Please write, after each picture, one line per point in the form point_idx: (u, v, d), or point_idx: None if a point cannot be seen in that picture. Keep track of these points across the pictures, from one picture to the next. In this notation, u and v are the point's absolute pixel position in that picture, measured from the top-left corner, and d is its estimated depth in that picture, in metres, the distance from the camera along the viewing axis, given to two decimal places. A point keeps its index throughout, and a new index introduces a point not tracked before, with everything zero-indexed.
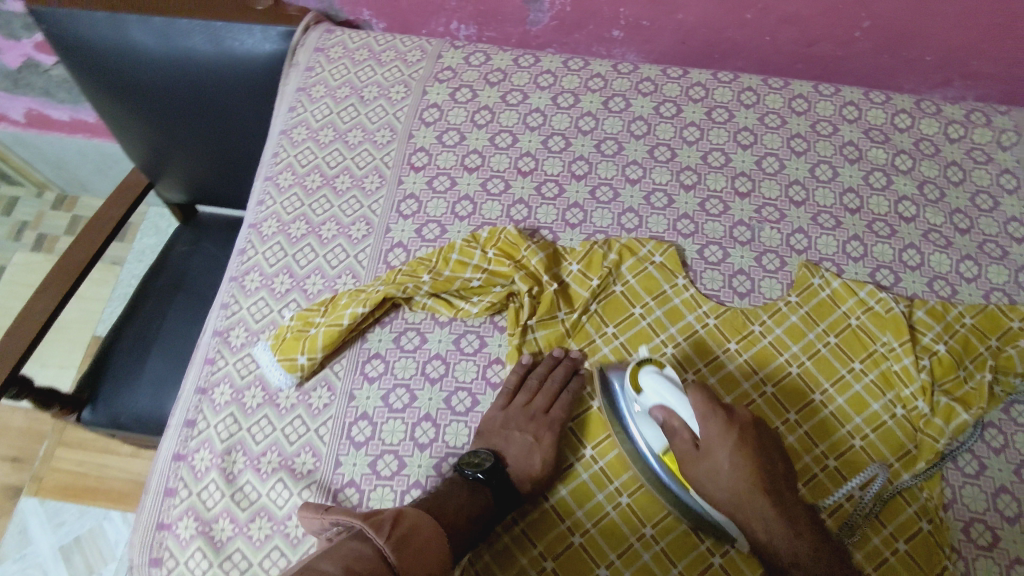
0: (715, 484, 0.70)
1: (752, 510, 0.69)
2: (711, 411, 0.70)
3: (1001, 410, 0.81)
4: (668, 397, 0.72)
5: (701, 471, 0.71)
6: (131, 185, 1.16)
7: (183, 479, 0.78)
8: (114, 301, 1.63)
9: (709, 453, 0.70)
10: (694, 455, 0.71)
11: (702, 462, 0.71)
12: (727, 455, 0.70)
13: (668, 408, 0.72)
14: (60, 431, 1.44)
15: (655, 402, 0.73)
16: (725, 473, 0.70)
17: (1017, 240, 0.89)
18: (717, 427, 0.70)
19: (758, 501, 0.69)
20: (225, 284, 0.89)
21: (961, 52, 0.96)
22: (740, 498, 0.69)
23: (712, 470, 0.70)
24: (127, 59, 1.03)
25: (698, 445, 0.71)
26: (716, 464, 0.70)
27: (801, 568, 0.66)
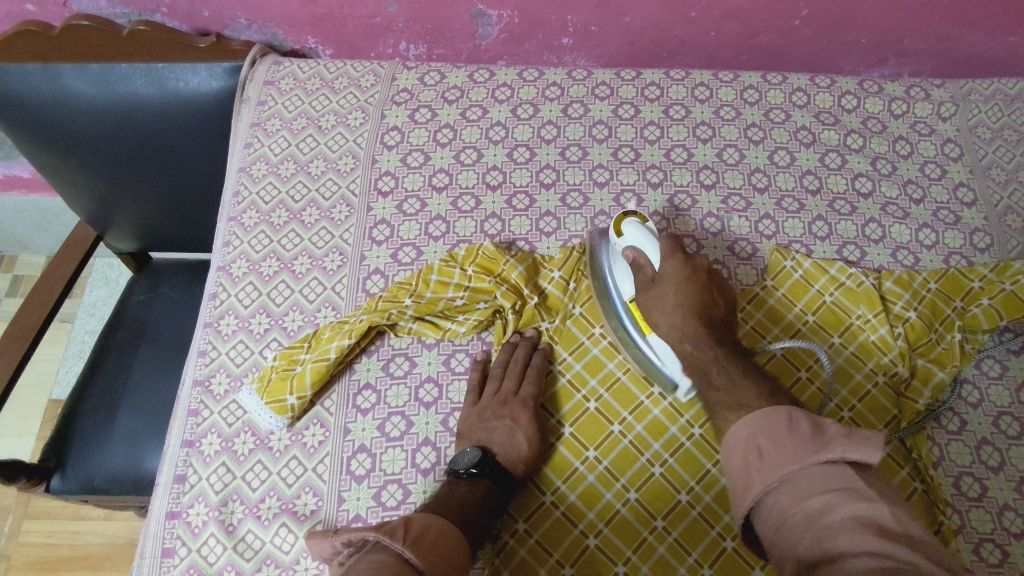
0: (658, 310, 0.74)
1: (685, 333, 0.73)
2: (673, 252, 0.76)
3: (974, 367, 0.84)
4: (641, 240, 0.76)
5: (651, 299, 0.75)
6: (77, 243, 1.11)
7: (179, 537, 0.75)
8: (69, 360, 1.55)
9: (661, 284, 0.75)
10: (649, 286, 0.75)
11: (653, 293, 0.75)
12: (675, 287, 0.74)
13: (638, 249, 0.76)
14: (24, 503, 1.36)
15: (630, 244, 0.77)
16: (670, 302, 0.74)
17: (966, 204, 0.94)
18: (675, 262, 0.75)
19: (693, 326, 0.73)
20: (199, 331, 0.86)
21: (893, 32, 1.01)
22: (677, 322, 0.73)
23: (660, 298, 0.74)
24: (65, 109, 0.99)
25: (654, 278, 0.75)
26: (664, 295, 0.74)
27: (720, 378, 0.69)
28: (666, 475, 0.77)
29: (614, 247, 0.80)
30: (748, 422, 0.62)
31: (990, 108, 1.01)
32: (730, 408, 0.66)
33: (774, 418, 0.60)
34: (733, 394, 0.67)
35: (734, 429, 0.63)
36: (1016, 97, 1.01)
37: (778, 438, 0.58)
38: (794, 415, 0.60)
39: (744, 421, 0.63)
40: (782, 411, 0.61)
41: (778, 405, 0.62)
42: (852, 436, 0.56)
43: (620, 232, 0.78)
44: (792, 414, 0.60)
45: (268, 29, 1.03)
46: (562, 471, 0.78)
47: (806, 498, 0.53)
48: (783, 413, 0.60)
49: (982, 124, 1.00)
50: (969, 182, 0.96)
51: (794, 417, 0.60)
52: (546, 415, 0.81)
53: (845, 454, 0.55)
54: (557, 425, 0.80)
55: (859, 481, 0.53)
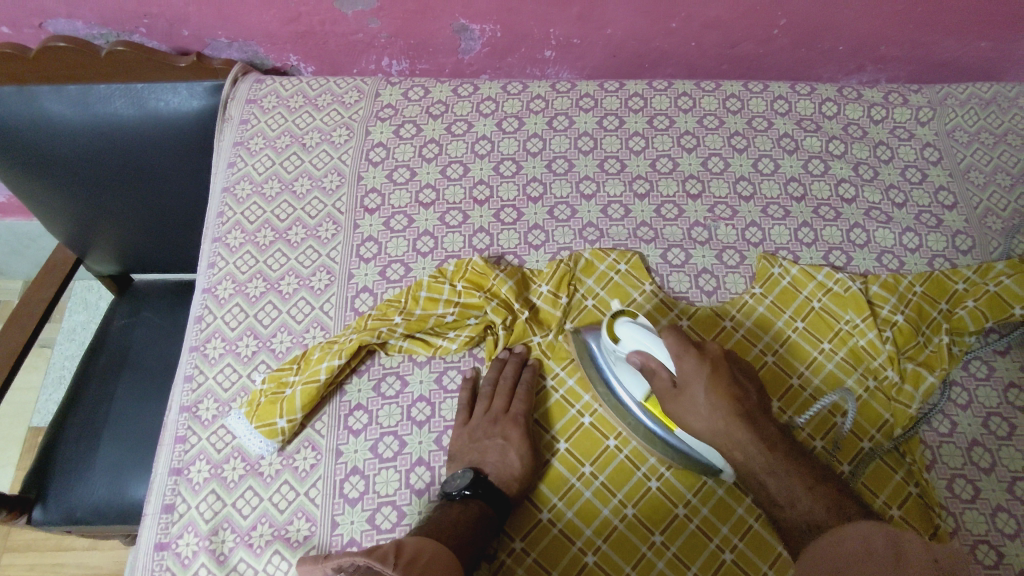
0: (693, 416, 0.69)
1: (733, 439, 0.68)
2: (684, 350, 0.69)
3: (961, 369, 0.85)
4: (642, 342, 0.71)
5: (680, 407, 0.70)
6: (56, 265, 1.09)
7: (169, 569, 0.73)
8: (48, 387, 1.52)
9: (687, 389, 0.69)
10: (672, 393, 0.70)
11: (680, 398, 0.70)
12: (704, 389, 0.68)
13: (643, 352, 0.71)
14: (4, 536, 1.32)
15: (632, 347, 0.72)
16: (704, 406, 0.68)
17: (947, 207, 0.95)
18: (693, 360, 0.69)
19: (737, 429, 0.68)
20: (185, 355, 0.85)
21: (871, 39, 1.03)
22: (718, 427, 0.68)
23: (691, 404, 0.69)
24: (43, 131, 0.97)
25: (674, 383, 0.70)
26: (694, 400, 0.69)
27: (781, 492, 0.66)
28: (663, 489, 0.77)
29: (616, 350, 0.74)
30: (822, 544, 0.60)
31: (967, 112, 1.02)
32: (796, 526, 0.65)
33: (846, 539, 0.58)
34: (799, 509, 0.65)
35: (809, 552, 0.61)
36: (992, 100, 1.03)
37: (854, 561, 0.56)
38: (871, 536, 0.57)
39: (816, 547, 0.60)
40: (861, 531, 0.58)
41: (849, 525, 0.59)
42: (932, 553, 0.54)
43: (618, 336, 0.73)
44: (867, 536, 0.57)
45: (249, 47, 1.02)
46: (559, 488, 0.77)
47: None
48: (860, 529, 0.58)
49: (960, 128, 1.01)
50: (949, 185, 0.97)
51: (869, 539, 0.57)
52: (541, 432, 0.80)
53: (929, 572, 0.52)
54: (551, 442, 0.80)
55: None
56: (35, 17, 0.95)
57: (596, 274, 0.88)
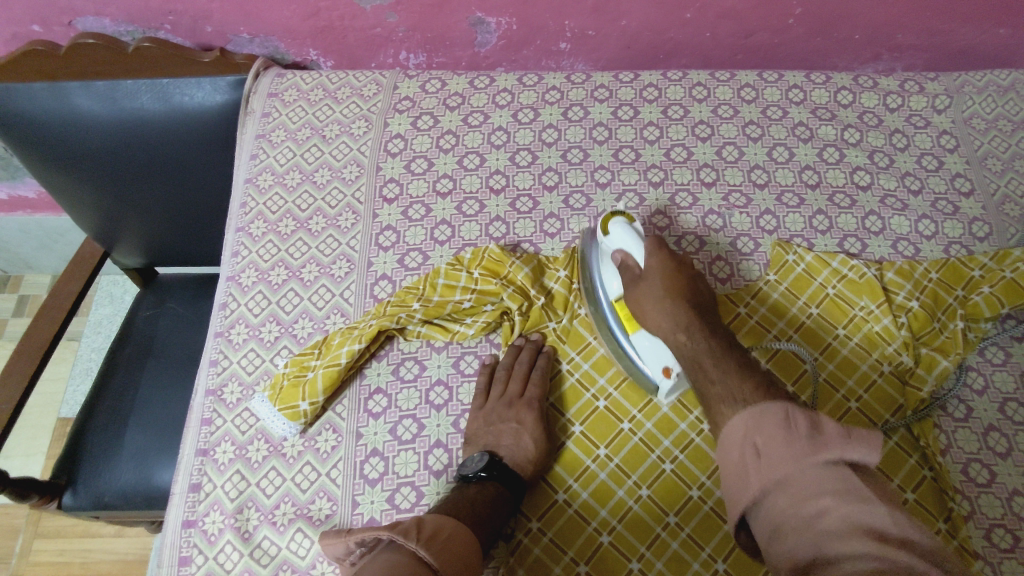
0: (647, 304, 0.72)
1: (678, 324, 0.69)
2: (658, 249, 0.74)
3: (978, 354, 0.85)
4: (625, 238, 0.76)
5: (637, 294, 0.73)
6: (86, 258, 1.12)
7: (196, 546, 0.75)
8: (76, 378, 1.56)
9: (647, 280, 0.73)
10: (636, 282, 0.74)
11: (640, 289, 0.73)
12: (660, 279, 0.72)
13: (625, 250, 0.76)
14: (35, 522, 1.37)
15: (617, 245, 0.77)
16: (657, 294, 0.71)
17: (964, 194, 0.95)
18: (660, 257, 0.74)
19: (684, 316, 0.69)
20: (210, 341, 0.87)
21: (887, 28, 1.03)
22: (667, 311, 0.70)
23: (646, 292, 0.72)
24: (73, 127, 1.01)
25: (641, 275, 0.74)
26: (651, 289, 0.72)
27: (715, 370, 0.63)
28: (677, 471, 0.78)
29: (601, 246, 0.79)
30: (744, 419, 0.56)
31: (984, 99, 1.02)
32: (724, 403, 0.59)
33: (768, 414, 0.54)
34: (726, 385, 0.61)
35: (727, 428, 0.57)
36: (1010, 88, 1.03)
37: (773, 435, 0.52)
38: (791, 412, 0.54)
39: (737, 419, 0.56)
40: (780, 407, 0.54)
41: (771, 402, 0.55)
42: (851, 435, 0.51)
43: (607, 233, 0.78)
44: (788, 412, 0.53)
45: (270, 42, 1.05)
46: (574, 469, 0.78)
47: (804, 504, 0.48)
48: (779, 408, 0.54)
49: (977, 115, 1.01)
50: (965, 172, 0.97)
51: (791, 414, 0.53)
52: (556, 415, 0.82)
53: (846, 456, 0.50)
54: (567, 424, 0.81)
55: (864, 487, 0.48)
56: (66, 15, 0.98)
57: None
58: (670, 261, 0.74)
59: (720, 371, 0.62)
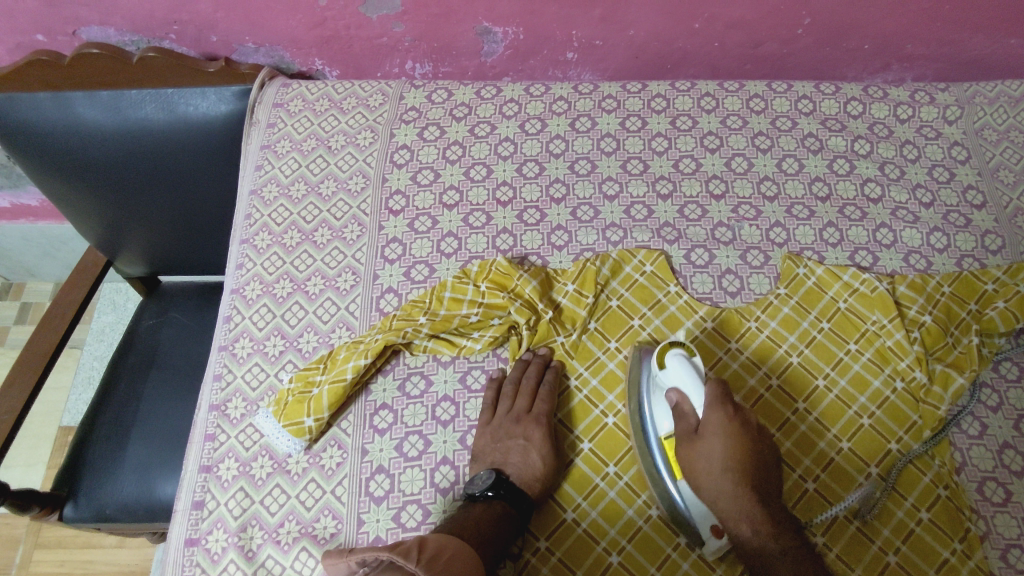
0: (704, 470, 0.70)
1: (742, 512, 0.68)
2: (720, 401, 0.70)
3: (992, 370, 0.84)
4: (686, 379, 0.72)
5: (694, 455, 0.70)
6: (88, 268, 1.11)
7: (199, 564, 0.74)
8: (78, 387, 1.55)
9: (705, 439, 0.70)
10: (692, 439, 0.71)
11: (698, 450, 0.70)
12: (720, 443, 0.69)
13: (683, 393, 0.72)
14: (35, 532, 1.36)
15: (674, 384, 0.73)
16: (718, 460, 0.69)
17: (976, 206, 0.94)
18: (722, 413, 0.70)
19: (747, 500, 0.68)
20: (214, 354, 0.86)
21: (897, 38, 1.02)
22: (727, 488, 0.69)
23: (706, 457, 0.70)
24: (76, 138, 1.00)
25: (697, 430, 0.71)
26: (711, 451, 0.70)
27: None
28: None
29: (657, 380, 0.76)
30: None
31: (996, 110, 1.01)
32: None
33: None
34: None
35: None
36: (1021, 98, 1.02)
37: None
38: None
39: None
40: None
41: None
42: None
43: (664, 366, 0.74)
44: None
45: (275, 52, 1.04)
46: (583, 487, 0.77)
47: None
48: None
49: (988, 126, 1.00)
50: (977, 183, 0.96)
51: None
52: (565, 431, 0.80)
53: None
54: (576, 441, 0.80)
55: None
56: (69, 25, 0.97)
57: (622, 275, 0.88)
58: (733, 419, 0.70)
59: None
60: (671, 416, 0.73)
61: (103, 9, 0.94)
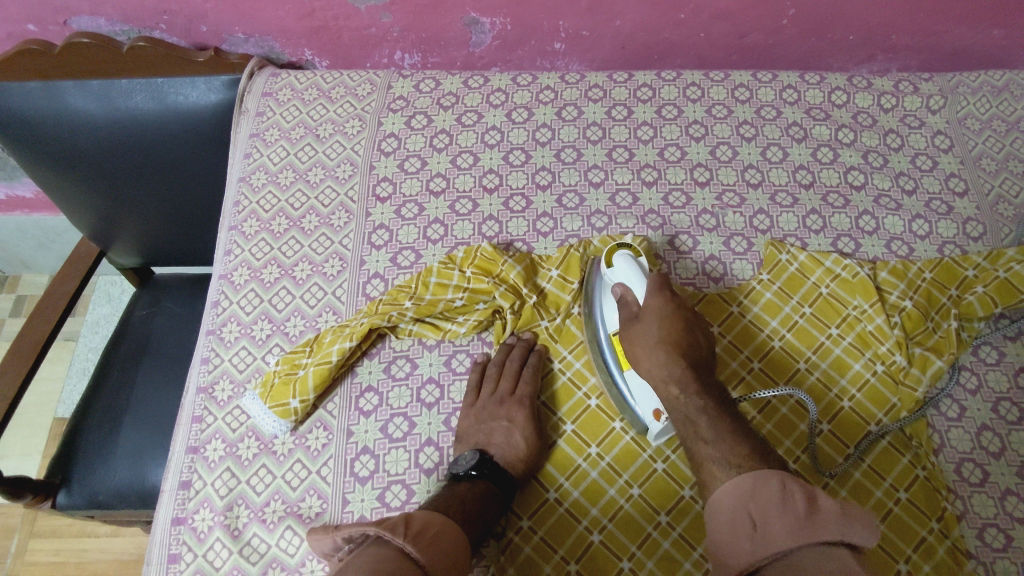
0: (640, 347, 0.73)
1: (670, 376, 0.70)
2: (660, 289, 0.75)
3: (971, 354, 0.85)
4: (629, 272, 0.76)
5: (633, 333, 0.74)
6: (81, 257, 1.12)
7: (185, 543, 0.75)
8: (73, 378, 1.56)
9: (644, 320, 0.74)
10: (632, 320, 0.75)
11: (637, 329, 0.74)
12: (657, 322, 0.73)
13: (626, 285, 0.76)
14: (30, 522, 1.37)
15: (619, 279, 0.78)
16: (653, 337, 0.72)
17: (958, 194, 0.95)
18: (660, 298, 0.74)
19: (677, 367, 0.70)
20: (202, 339, 0.87)
21: (881, 29, 1.03)
22: (660, 361, 0.71)
23: (642, 334, 0.73)
24: (68, 126, 1.01)
25: (637, 314, 0.75)
26: (647, 329, 0.73)
27: (709, 430, 0.67)
28: (669, 470, 0.77)
29: (607, 280, 0.81)
30: (738, 488, 0.61)
31: (979, 100, 1.02)
32: (716, 465, 0.64)
33: (765, 485, 0.59)
34: (718, 448, 0.65)
35: (722, 490, 0.62)
36: (1004, 88, 1.03)
37: (768, 505, 0.57)
38: (788, 484, 0.58)
39: (732, 484, 0.61)
40: (776, 476, 0.59)
41: (769, 470, 0.60)
42: (847, 513, 0.55)
43: (611, 265, 0.79)
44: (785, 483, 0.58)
45: (265, 42, 1.05)
46: (565, 468, 0.78)
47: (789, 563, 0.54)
48: (775, 479, 0.59)
49: (971, 116, 1.01)
50: (959, 172, 0.97)
51: (787, 485, 0.58)
52: (548, 413, 0.82)
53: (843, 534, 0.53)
54: (559, 423, 0.81)
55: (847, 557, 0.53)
56: (61, 15, 0.98)
57: None
58: (670, 303, 0.74)
59: (713, 432, 0.66)
60: (617, 308, 0.78)
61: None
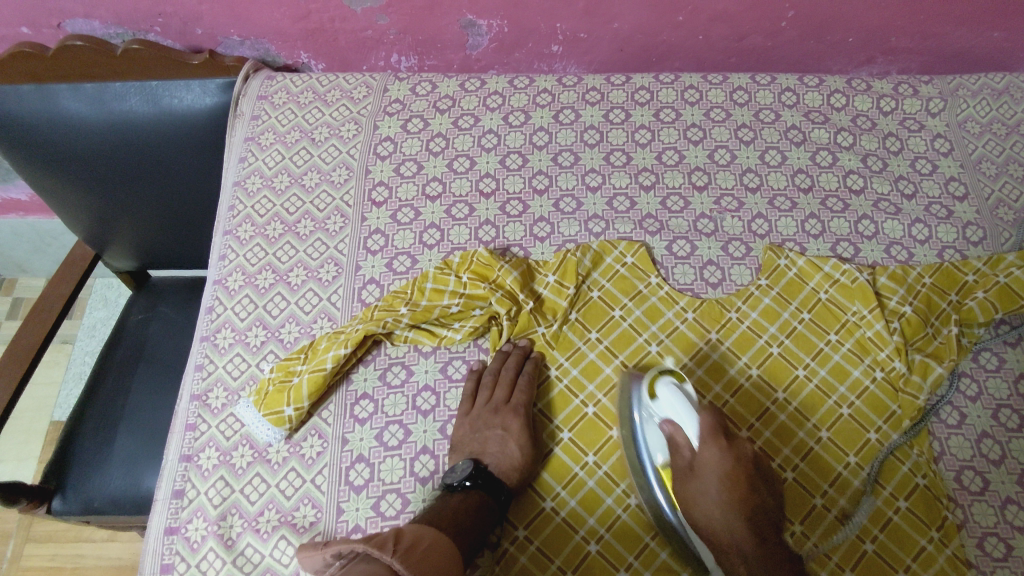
0: (698, 506, 0.67)
1: (733, 544, 0.65)
2: (715, 435, 0.67)
3: (971, 359, 0.84)
4: (678, 408, 0.71)
5: (688, 488, 0.68)
6: (76, 262, 1.11)
7: (178, 553, 0.74)
8: (69, 382, 1.55)
9: (699, 475, 0.68)
10: (686, 471, 0.69)
11: (692, 484, 0.68)
12: (716, 481, 0.66)
13: (676, 424, 0.70)
14: (25, 527, 1.36)
15: (665, 415, 0.72)
16: (713, 497, 0.66)
17: (958, 198, 0.94)
18: (717, 448, 0.67)
19: (739, 527, 0.65)
20: (196, 345, 0.87)
21: (881, 31, 1.02)
22: (721, 529, 0.66)
23: (700, 493, 0.67)
24: (61, 130, 1.00)
25: (691, 465, 0.69)
26: (706, 488, 0.67)
27: None
28: None
29: (648, 412, 0.74)
30: None
31: (979, 103, 1.01)
32: None
33: None
34: None
35: None
36: (1004, 91, 1.02)
37: None
38: None
39: None
40: None
41: None
42: None
43: (656, 396, 0.73)
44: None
45: (260, 45, 1.04)
46: (562, 476, 0.78)
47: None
48: None
49: (971, 118, 1.00)
50: (959, 175, 0.96)
51: None
52: (544, 421, 0.81)
53: None
54: (556, 430, 0.80)
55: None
56: (54, 18, 0.98)
57: (604, 266, 0.88)
58: (730, 454, 0.67)
59: None
60: (666, 446, 0.72)
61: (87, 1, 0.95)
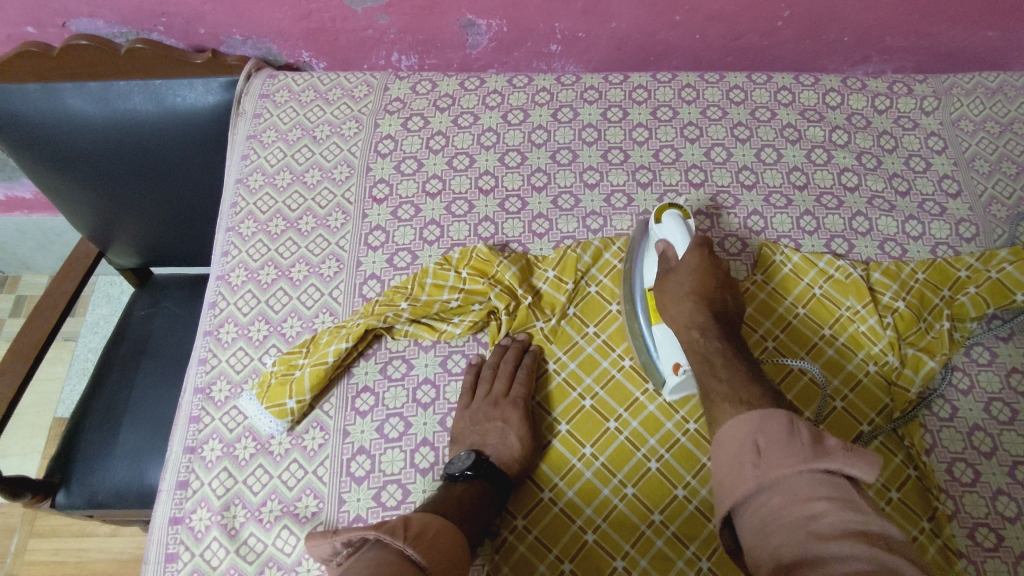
0: (670, 296, 0.75)
1: (692, 322, 0.72)
2: (701, 247, 0.77)
3: (963, 354, 0.85)
4: (674, 231, 0.78)
5: (665, 284, 0.77)
6: (80, 259, 1.12)
7: (183, 542, 0.76)
8: (73, 379, 1.57)
9: (678, 272, 0.76)
10: (667, 273, 0.77)
11: (670, 283, 0.76)
12: (691, 275, 0.75)
13: (669, 242, 0.78)
14: (30, 521, 1.37)
15: (664, 236, 0.80)
16: (685, 288, 0.74)
17: (951, 195, 0.96)
18: (698, 254, 0.76)
19: (700, 314, 0.72)
20: (200, 339, 0.88)
21: (875, 30, 1.03)
22: (686, 309, 0.73)
23: (674, 285, 0.76)
24: (65, 127, 1.01)
25: (673, 268, 0.77)
26: (680, 282, 0.75)
27: (723, 369, 0.66)
28: (662, 470, 0.78)
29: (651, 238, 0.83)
30: (746, 420, 0.58)
31: (972, 102, 1.02)
32: (726, 400, 0.62)
33: (774, 420, 0.56)
34: (731, 386, 0.64)
35: (728, 425, 0.59)
36: (998, 89, 1.03)
37: (775, 438, 0.54)
38: (796, 421, 0.55)
39: (740, 420, 0.58)
40: (784, 414, 0.56)
41: (778, 407, 0.57)
42: (851, 448, 0.53)
43: (658, 222, 0.81)
44: (793, 420, 0.55)
45: (262, 44, 1.05)
46: (559, 468, 0.79)
47: (800, 509, 0.50)
48: (784, 415, 0.56)
49: (965, 117, 1.01)
50: (953, 173, 0.97)
51: (795, 423, 0.55)
52: (543, 414, 0.82)
53: (847, 471, 0.52)
54: (554, 422, 0.81)
55: (856, 495, 0.50)
56: (59, 17, 0.99)
57: (603, 262, 0.89)
58: (706, 260, 0.76)
59: (728, 372, 0.66)
60: (657, 263, 0.80)
61: (92, 1, 0.96)
